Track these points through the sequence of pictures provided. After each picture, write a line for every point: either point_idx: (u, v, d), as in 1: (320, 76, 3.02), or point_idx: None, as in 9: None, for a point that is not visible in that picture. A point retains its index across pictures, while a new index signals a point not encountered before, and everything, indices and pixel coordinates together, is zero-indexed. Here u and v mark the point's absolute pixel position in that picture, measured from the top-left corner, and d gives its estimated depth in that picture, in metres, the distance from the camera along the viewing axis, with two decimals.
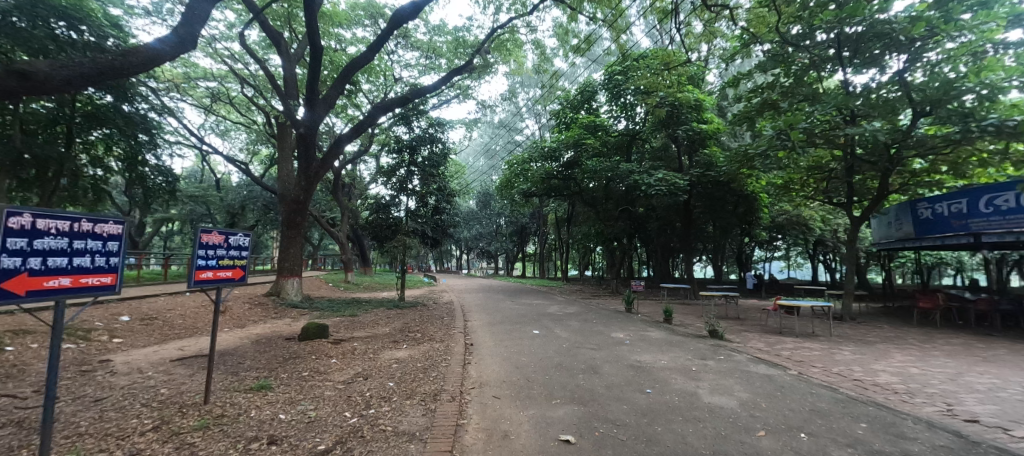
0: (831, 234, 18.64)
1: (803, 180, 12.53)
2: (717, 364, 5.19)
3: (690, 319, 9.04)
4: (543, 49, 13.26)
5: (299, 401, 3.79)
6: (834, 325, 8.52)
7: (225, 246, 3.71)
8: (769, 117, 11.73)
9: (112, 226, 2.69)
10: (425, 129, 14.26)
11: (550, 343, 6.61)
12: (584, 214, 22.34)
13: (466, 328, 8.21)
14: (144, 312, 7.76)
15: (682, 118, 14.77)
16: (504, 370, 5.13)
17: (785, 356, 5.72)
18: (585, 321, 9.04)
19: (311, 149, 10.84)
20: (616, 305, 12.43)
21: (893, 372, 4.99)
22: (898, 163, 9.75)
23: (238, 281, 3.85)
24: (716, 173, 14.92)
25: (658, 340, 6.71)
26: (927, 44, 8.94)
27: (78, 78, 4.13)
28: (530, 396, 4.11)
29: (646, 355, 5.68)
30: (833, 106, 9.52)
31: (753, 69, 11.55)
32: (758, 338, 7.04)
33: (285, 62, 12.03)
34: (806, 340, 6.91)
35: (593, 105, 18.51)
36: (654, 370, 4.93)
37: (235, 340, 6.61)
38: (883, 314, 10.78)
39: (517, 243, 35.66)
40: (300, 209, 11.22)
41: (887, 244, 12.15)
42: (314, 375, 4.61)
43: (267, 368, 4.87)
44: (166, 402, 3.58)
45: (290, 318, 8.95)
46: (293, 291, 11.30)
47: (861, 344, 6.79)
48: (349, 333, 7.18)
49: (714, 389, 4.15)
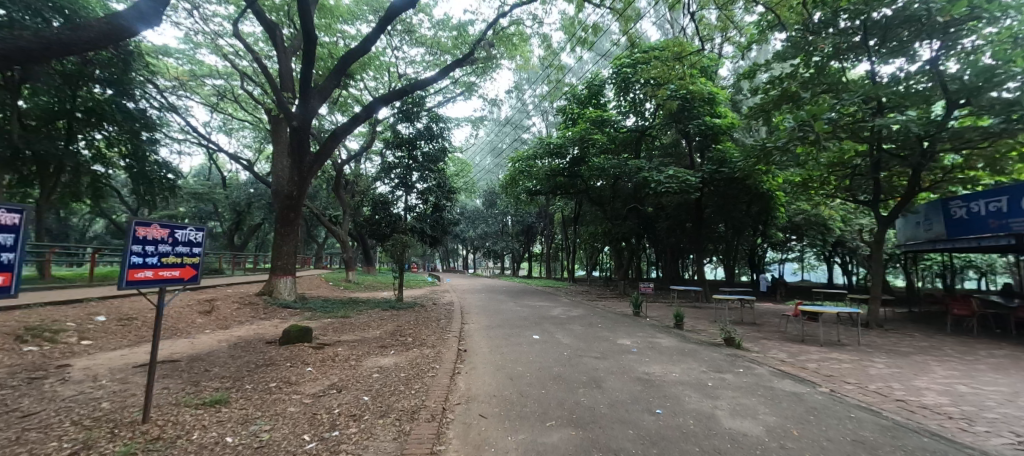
0: (853, 235, 17.77)
1: (823, 178, 11.80)
2: (736, 378, 4.61)
3: (703, 325, 8.41)
4: (549, 43, 12.86)
5: (254, 419, 3.31)
6: (861, 333, 7.82)
7: (169, 242, 3.22)
8: (788, 110, 10.97)
9: (4, 215, 2.36)
10: (426, 124, 13.76)
11: (549, 350, 6.09)
12: (591, 213, 21.78)
13: (461, 332, 7.70)
14: (123, 312, 7.35)
15: (694, 112, 14.13)
16: (496, 382, 4.61)
17: (812, 369, 5.11)
18: (589, 325, 8.48)
19: (304, 143, 10.40)
20: (622, 308, 11.86)
21: (940, 391, 4.36)
22: (929, 159, 8.99)
23: (188, 282, 3.37)
24: (731, 169, 14.12)
25: (668, 348, 6.14)
26: (963, 30, 8.37)
27: (18, 54, 3.69)
28: (522, 416, 3.59)
29: (655, 366, 5.11)
30: (860, 96, 8.83)
31: (771, 59, 10.96)
32: (779, 347, 6.40)
33: (281, 55, 11.68)
34: (832, 350, 6.26)
35: (602, 101, 17.95)
36: (665, 385, 4.35)
37: (212, 344, 6.16)
38: (910, 321, 10.03)
39: (523, 243, 35.11)
40: (293, 204, 10.79)
41: (915, 245, 11.40)
42: (283, 387, 4.11)
43: (232, 377, 4.39)
44: (101, 420, 3.13)
45: (279, 319, 8.48)
46: (286, 290, 10.80)
47: (895, 355, 6.13)
48: (336, 337, 6.73)
49: (735, 411, 3.59)
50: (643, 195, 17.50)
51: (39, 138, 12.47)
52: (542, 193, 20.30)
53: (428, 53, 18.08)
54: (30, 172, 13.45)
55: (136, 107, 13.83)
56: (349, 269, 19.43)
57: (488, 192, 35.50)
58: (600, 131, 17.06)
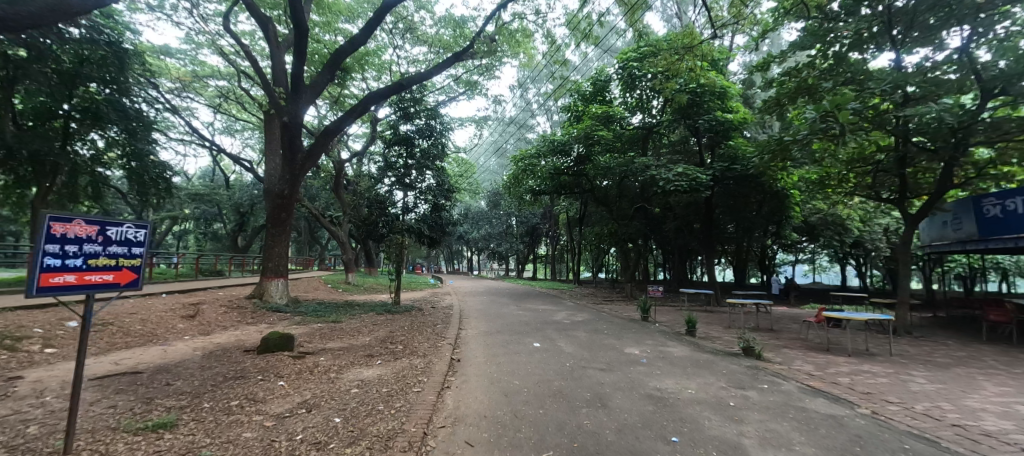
0: (870, 236, 17.05)
1: (842, 174, 11.17)
2: (761, 396, 4.06)
3: (717, 331, 7.84)
4: (554, 40, 12.42)
5: (200, 448, 2.83)
6: (890, 342, 7.20)
7: (98, 241, 2.74)
8: (805, 104, 10.38)
9: None
10: (425, 122, 13.28)
11: (551, 360, 5.56)
12: (597, 213, 21.22)
13: (458, 339, 7.20)
14: (98, 317, 6.90)
15: (704, 107, 13.51)
16: (489, 399, 4.09)
17: (846, 385, 4.54)
18: (593, 332, 7.91)
19: (296, 139, 9.99)
20: (630, 313, 11.28)
21: (999, 413, 3.78)
22: (961, 152, 8.34)
23: (125, 287, 2.91)
24: (744, 167, 13.49)
25: (681, 359, 5.60)
26: (994, 17, 7.81)
27: None
28: (513, 445, 3.05)
29: (667, 380, 4.57)
30: (889, 85, 8.21)
31: (787, 50, 10.38)
32: (803, 358, 5.83)
33: (275, 50, 11.27)
34: (862, 361, 5.68)
35: (607, 98, 17.40)
36: (680, 405, 3.81)
37: (185, 352, 5.68)
38: (940, 328, 9.34)
39: (527, 244, 34.57)
40: (285, 204, 10.32)
41: (942, 245, 10.70)
42: (246, 406, 3.62)
43: (192, 393, 3.91)
44: (16, 451, 2.66)
45: (266, 325, 8.01)
46: (277, 293, 10.27)
47: (934, 368, 5.53)
48: (320, 345, 6.25)
49: (765, 440, 3.04)
50: (651, 195, 16.86)
51: (33, 138, 11.97)
52: (546, 193, 19.77)
53: (431, 50, 17.65)
54: (26, 173, 13.16)
55: (133, 106, 13.54)
56: (348, 271, 19.01)
57: (491, 193, 35.12)
58: (605, 127, 16.51)
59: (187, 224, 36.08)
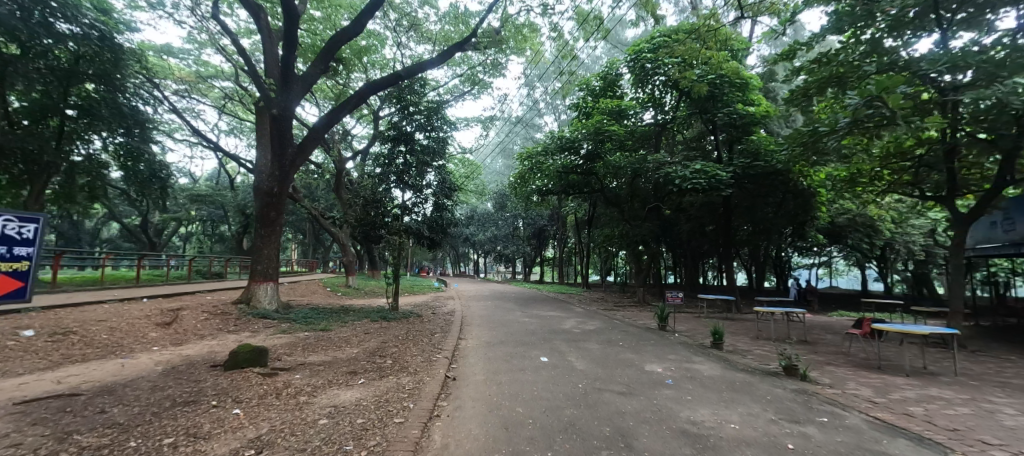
0: (903, 239, 15.89)
1: (876, 171, 10.22)
2: (823, 434, 3.25)
3: (745, 344, 7.00)
4: (561, 34, 11.66)
5: None
6: (950, 359, 6.28)
7: None
8: (834, 96, 9.53)
9: None
10: (425, 117, 12.56)
11: (560, 380, 4.78)
12: (606, 214, 20.39)
13: (455, 352, 6.46)
14: (61, 325, 6.28)
15: (722, 99, 12.74)
16: (486, 435, 3.32)
17: (924, 418, 3.70)
18: (608, 343, 7.12)
19: (286, 134, 9.40)
20: (644, 321, 10.45)
21: None
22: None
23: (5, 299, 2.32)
24: (766, 163, 12.62)
25: (711, 379, 4.82)
26: None
27: None
28: None
29: (701, 409, 3.78)
30: (941, 66, 7.29)
31: (816, 36, 9.53)
32: (855, 378, 4.98)
33: (266, 43, 10.64)
34: (927, 384, 4.82)
35: (618, 93, 16.63)
36: (724, 448, 3.01)
37: (143, 368, 4.99)
38: (994, 340, 8.39)
39: (534, 247, 33.82)
40: (275, 202, 9.65)
41: (992, 248, 9.69)
42: (181, 446, 2.90)
43: (122, 426, 3.20)
44: None
45: (246, 334, 7.31)
46: (266, 298, 9.58)
47: (1015, 392, 4.66)
48: (299, 360, 5.53)
49: None
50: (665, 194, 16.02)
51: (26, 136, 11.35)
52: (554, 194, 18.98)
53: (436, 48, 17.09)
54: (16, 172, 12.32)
55: (129, 103, 12.71)
56: (348, 273, 18.31)
57: (497, 195, 34.44)
58: (616, 123, 15.74)
59: (191, 227, 35.82)
